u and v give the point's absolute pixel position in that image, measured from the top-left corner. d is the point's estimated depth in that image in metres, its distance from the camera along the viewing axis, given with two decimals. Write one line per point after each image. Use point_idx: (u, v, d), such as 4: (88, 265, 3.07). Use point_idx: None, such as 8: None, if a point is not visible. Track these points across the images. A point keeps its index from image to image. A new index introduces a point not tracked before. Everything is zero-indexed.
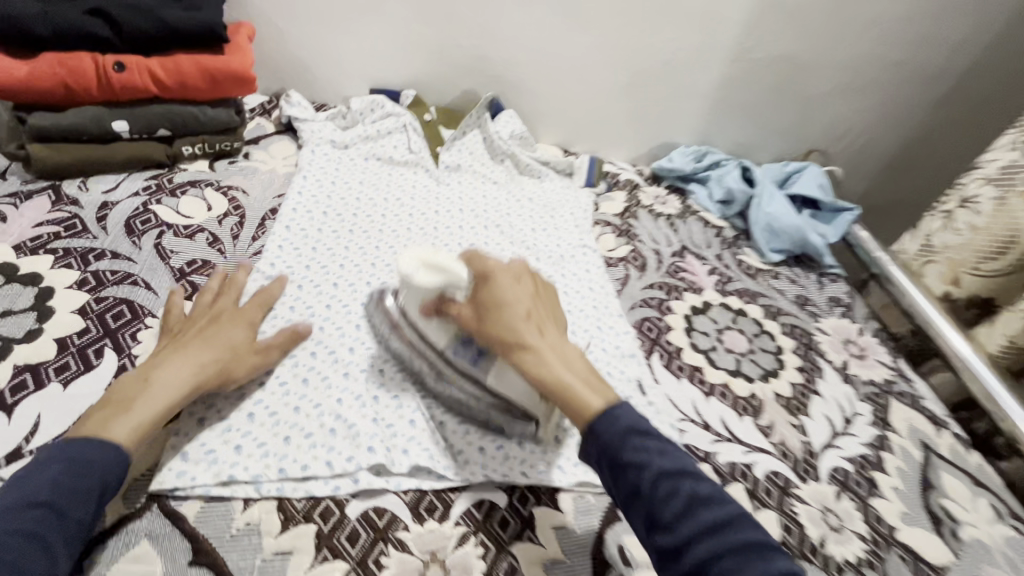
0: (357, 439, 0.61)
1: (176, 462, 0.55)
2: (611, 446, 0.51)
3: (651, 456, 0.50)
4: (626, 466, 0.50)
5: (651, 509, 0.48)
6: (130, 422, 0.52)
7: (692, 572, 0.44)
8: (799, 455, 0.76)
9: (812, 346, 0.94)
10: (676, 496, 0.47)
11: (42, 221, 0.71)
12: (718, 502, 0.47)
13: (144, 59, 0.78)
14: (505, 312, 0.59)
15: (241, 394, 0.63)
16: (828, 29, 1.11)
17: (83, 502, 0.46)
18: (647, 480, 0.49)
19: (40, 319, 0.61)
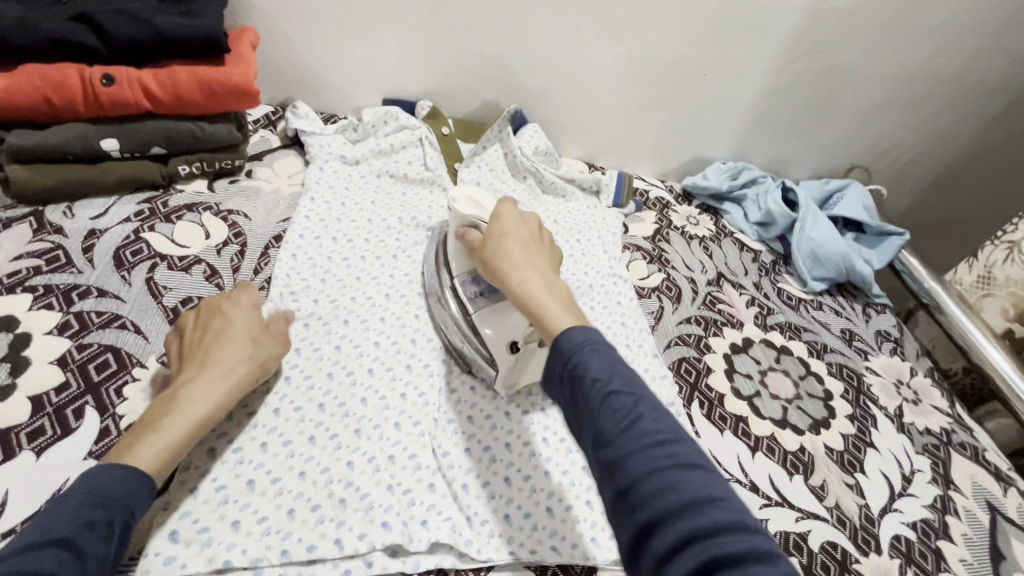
0: (370, 513, 0.54)
1: (165, 546, 0.48)
2: (574, 356, 0.47)
3: (608, 372, 0.45)
4: (584, 377, 0.45)
5: (596, 421, 0.43)
6: (159, 445, 0.48)
7: (626, 488, 0.40)
8: (857, 521, 0.68)
9: (862, 389, 0.86)
10: (625, 410, 0.43)
11: (22, 254, 0.64)
12: (665, 421, 0.43)
13: (135, 71, 0.70)
14: (505, 235, 0.61)
15: (239, 457, 0.55)
16: (881, 38, 1.02)
17: (106, 538, 0.42)
18: (597, 392, 0.44)
19: (14, 372, 0.54)
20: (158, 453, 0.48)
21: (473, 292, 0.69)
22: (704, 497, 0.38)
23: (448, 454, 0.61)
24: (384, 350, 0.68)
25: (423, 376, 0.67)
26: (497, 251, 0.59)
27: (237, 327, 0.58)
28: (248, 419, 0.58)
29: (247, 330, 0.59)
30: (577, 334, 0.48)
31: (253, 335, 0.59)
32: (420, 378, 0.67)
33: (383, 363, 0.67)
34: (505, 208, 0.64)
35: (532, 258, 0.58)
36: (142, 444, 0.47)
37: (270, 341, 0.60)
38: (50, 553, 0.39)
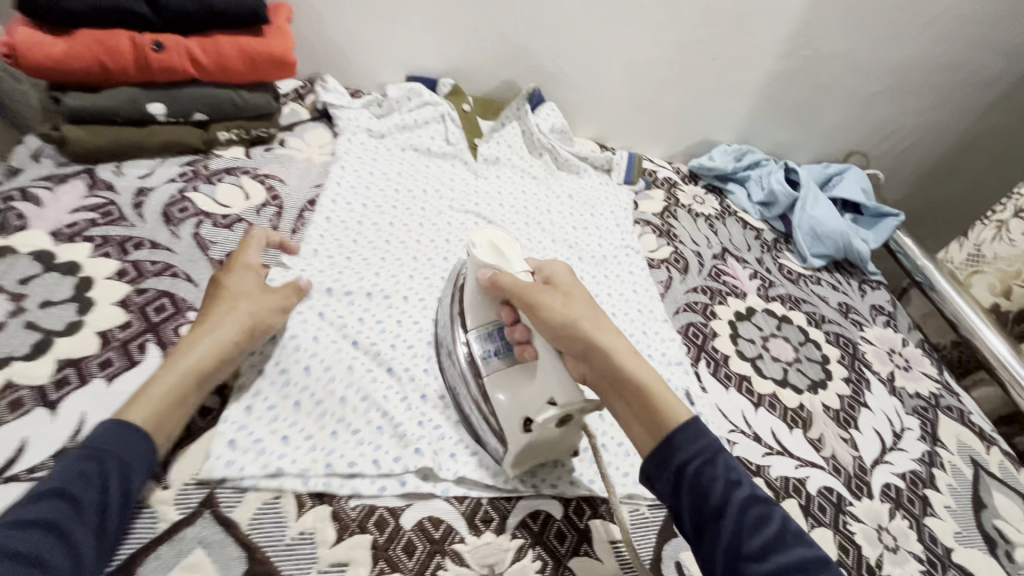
0: (404, 439, 0.58)
1: (224, 451, 0.52)
2: (705, 454, 0.50)
3: (740, 476, 0.49)
4: (717, 478, 0.49)
5: (737, 533, 0.47)
6: (151, 403, 0.49)
7: None
8: (851, 470, 0.74)
9: (857, 356, 0.91)
10: (765, 527, 0.47)
11: (78, 207, 0.68)
12: (800, 544, 0.47)
13: (183, 39, 0.74)
14: (581, 300, 0.59)
15: (286, 380, 0.60)
16: (883, 28, 1.08)
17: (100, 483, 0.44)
18: (736, 500, 0.48)
19: (81, 310, 0.58)
20: (152, 408, 0.49)
21: (487, 353, 0.61)
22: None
23: None
24: (412, 303, 0.72)
25: None
26: (587, 315, 0.57)
27: (235, 286, 0.60)
28: (291, 345, 0.62)
29: (244, 291, 0.60)
30: (696, 433, 0.51)
31: (248, 294, 0.60)
32: None
33: (412, 316, 0.71)
34: (562, 269, 0.62)
35: (607, 324, 0.57)
36: (139, 399, 0.49)
37: (265, 298, 0.61)
38: (51, 503, 0.42)
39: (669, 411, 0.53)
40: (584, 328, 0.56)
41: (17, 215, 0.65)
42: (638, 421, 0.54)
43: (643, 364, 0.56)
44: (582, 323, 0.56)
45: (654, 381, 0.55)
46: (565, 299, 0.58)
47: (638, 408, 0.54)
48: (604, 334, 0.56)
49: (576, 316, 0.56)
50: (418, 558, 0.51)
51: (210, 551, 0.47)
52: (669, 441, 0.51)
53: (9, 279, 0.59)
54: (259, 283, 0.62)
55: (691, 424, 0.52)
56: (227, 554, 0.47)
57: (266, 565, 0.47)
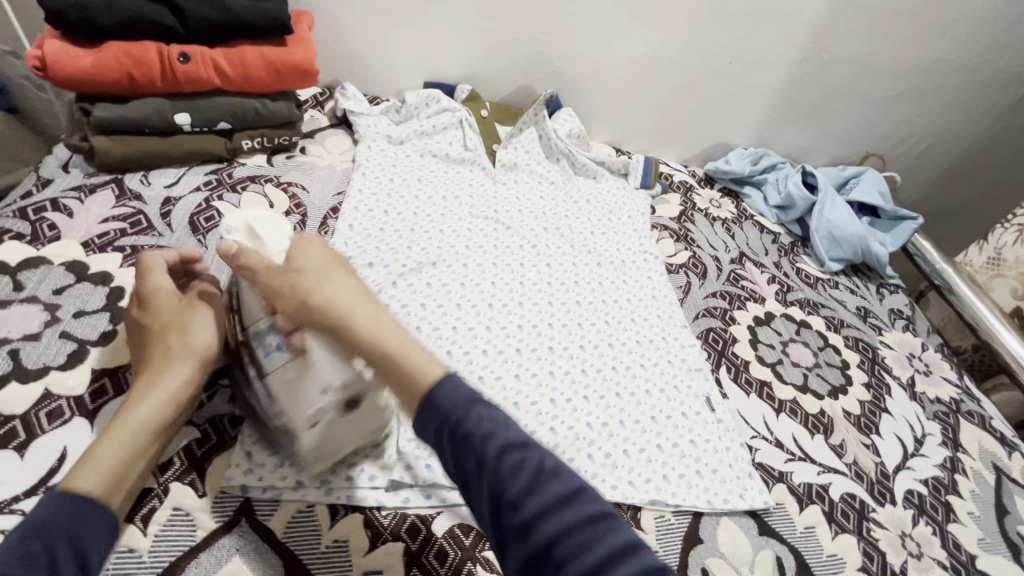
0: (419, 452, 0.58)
1: (245, 460, 0.53)
2: (456, 412, 0.42)
3: (497, 425, 0.42)
4: (469, 434, 0.42)
5: (496, 485, 0.40)
6: (96, 472, 0.42)
7: (542, 553, 0.38)
8: (873, 476, 0.73)
9: (876, 360, 0.91)
10: (523, 470, 0.41)
11: (108, 217, 0.69)
12: (561, 477, 0.41)
13: (207, 50, 0.75)
14: (312, 265, 0.49)
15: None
16: (900, 30, 1.07)
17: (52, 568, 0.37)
18: (490, 451, 0.41)
19: (114, 320, 0.60)
20: (105, 471, 0.43)
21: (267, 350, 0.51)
22: (621, 548, 0.39)
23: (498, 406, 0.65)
24: (431, 310, 0.73)
25: (469, 337, 0.72)
26: (319, 279, 0.48)
27: (161, 316, 0.53)
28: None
29: (174, 324, 0.52)
30: (449, 387, 0.44)
31: (180, 320, 0.52)
32: (465, 336, 0.72)
33: (430, 323, 0.72)
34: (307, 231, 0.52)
35: (344, 292, 0.47)
36: (86, 463, 0.42)
37: (198, 318, 0.53)
38: None
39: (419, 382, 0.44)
40: (315, 299, 0.47)
41: (49, 226, 0.66)
42: (399, 392, 0.46)
43: (394, 328, 0.47)
44: (306, 299, 0.47)
45: (404, 347, 0.46)
46: (291, 270, 0.48)
47: (394, 377, 0.46)
48: (338, 299, 0.47)
49: (300, 285, 0.47)
50: (450, 565, 0.51)
51: (250, 558, 0.48)
52: (422, 409, 0.43)
53: (44, 289, 0.61)
54: (183, 306, 0.54)
55: (447, 378, 0.44)
56: (266, 561, 0.48)
57: (302, 573, 0.48)
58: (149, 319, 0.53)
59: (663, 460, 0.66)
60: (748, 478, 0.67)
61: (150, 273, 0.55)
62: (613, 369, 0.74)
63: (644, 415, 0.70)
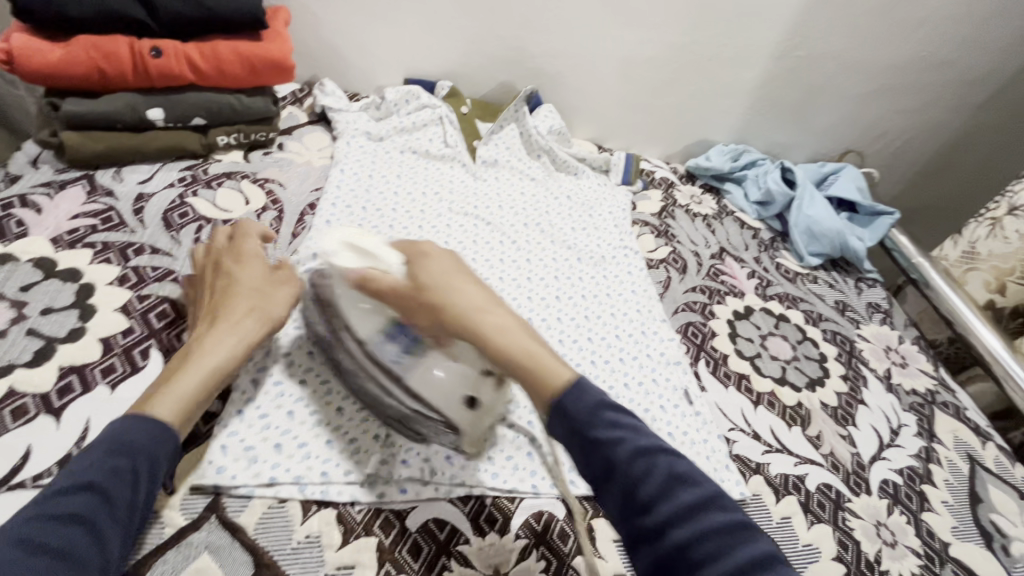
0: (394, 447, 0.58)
1: (216, 456, 0.52)
2: (585, 418, 0.46)
3: (625, 431, 0.45)
4: (598, 440, 0.45)
5: (628, 488, 0.43)
6: (176, 396, 0.50)
7: (674, 555, 0.40)
8: (849, 466, 0.74)
9: (854, 353, 0.92)
10: (653, 476, 0.43)
11: (78, 213, 0.68)
12: (693, 485, 0.43)
13: (180, 44, 0.74)
14: (439, 284, 0.52)
15: (280, 390, 0.59)
16: (875, 27, 1.08)
17: (133, 487, 0.43)
18: (620, 457, 0.44)
19: (82, 317, 0.59)
20: (178, 405, 0.49)
21: (396, 352, 0.55)
22: (761, 556, 0.40)
23: None
24: None
25: None
26: (447, 291, 0.52)
27: (244, 279, 0.59)
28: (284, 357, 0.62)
29: (255, 285, 0.59)
30: (579, 393, 0.47)
31: (261, 288, 0.59)
32: None
33: None
34: (422, 246, 0.55)
35: (474, 310, 0.51)
36: (163, 395, 0.49)
37: (278, 290, 0.60)
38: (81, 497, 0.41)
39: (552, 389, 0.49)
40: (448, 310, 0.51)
41: (16, 222, 0.65)
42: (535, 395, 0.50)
43: (523, 337, 0.51)
44: (442, 318, 0.51)
45: (535, 354, 0.50)
46: (420, 291, 0.52)
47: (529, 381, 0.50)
48: (467, 309, 0.51)
49: (431, 299, 0.52)
50: (424, 560, 0.51)
51: (218, 555, 0.47)
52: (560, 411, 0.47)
53: (10, 286, 0.59)
54: (267, 277, 0.61)
55: (579, 382, 0.48)
56: (234, 558, 0.47)
57: (272, 570, 0.48)
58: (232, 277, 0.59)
59: None
60: (725, 470, 0.68)
61: (245, 240, 0.64)
62: (591, 364, 0.74)
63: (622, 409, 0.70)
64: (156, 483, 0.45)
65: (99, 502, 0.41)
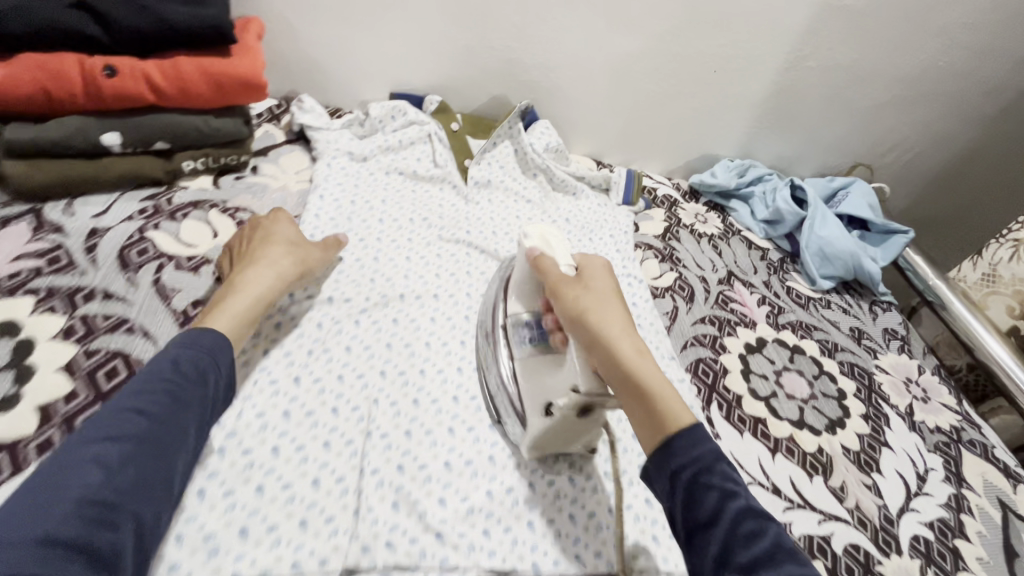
0: (376, 526, 0.51)
1: (170, 550, 0.46)
2: (703, 461, 0.47)
3: (738, 488, 0.46)
4: (709, 484, 0.46)
5: (729, 543, 0.43)
6: (225, 316, 0.56)
7: None
8: (877, 522, 0.68)
9: (873, 388, 0.86)
10: (760, 541, 0.43)
11: (20, 254, 0.61)
12: (801, 566, 0.41)
13: (138, 62, 0.67)
14: (603, 294, 0.59)
15: (249, 461, 0.53)
16: (891, 36, 1.03)
17: (202, 386, 0.50)
18: (730, 510, 0.44)
19: (18, 381, 0.51)
20: (227, 322, 0.56)
21: (520, 341, 0.63)
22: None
23: (471, 462, 0.59)
24: (397, 351, 0.66)
25: (438, 381, 0.65)
26: (597, 303, 0.57)
27: (283, 234, 0.67)
28: (256, 420, 0.56)
29: (290, 236, 0.67)
30: (694, 441, 0.48)
31: (298, 241, 0.67)
32: (435, 382, 0.65)
33: (396, 367, 0.64)
34: (601, 269, 0.63)
35: (618, 323, 0.55)
36: (219, 312, 0.56)
37: (314, 249, 0.68)
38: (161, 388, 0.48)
39: (665, 418, 0.50)
40: (590, 316, 0.56)
41: None
42: (643, 420, 0.51)
43: (646, 361, 0.53)
44: (588, 318, 0.56)
45: (653, 381, 0.51)
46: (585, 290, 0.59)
47: (639, 407, 0.51)
48: (611, 322, 0.55)
49: (582, 302, 0.57)
50: None
51: None
52: (668, 446, 0.49)
53: None
54: (302, 234, 0.69)
55: (694, 430, 0.49)
56: None
57: None
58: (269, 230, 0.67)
59: (653, 518, 0.60)
60: None
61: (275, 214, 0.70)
62: None
63: (631, 465, 0.64)
64: (220, 387, 0.53)
65: (177, 392, 0.48)
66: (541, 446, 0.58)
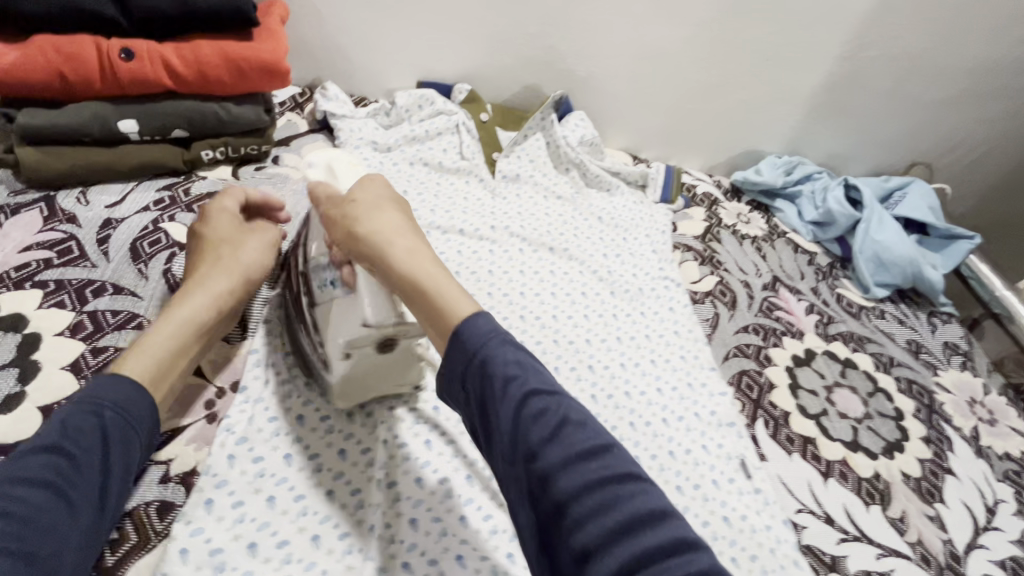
0: (394, 545, 0.48)
1: (174, 565, 0.42)
2: (483, 356, 0.42)
3: (520, 370, 0.41)
4: (492, 375, 0.41)
5: (515, 432, 0.39)
6: (146, 357, 0.47)
7: (558, 504, 0.37)
8: (942, 559, 0.62)
9: (934, 408, 0.79)
10: (547, 419, 0.39)
11: (31, 245, 0.59)
12: (592, 432, 0.39)
13: (156, 44, 0.64)
14: (374, 202, 0.51)
15: (260, 469, 0.49)
16: (961, 23, 0.94)
17: (100, 448, 0.42)
18: (512, 397, 0.40)
19: (22, 379, 0.49)
20: (151, 362, 0.47)
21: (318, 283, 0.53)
22: (642, 515, 0.36)
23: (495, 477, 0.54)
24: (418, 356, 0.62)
25: None
26: (371, 210, 0.50)
27: (215, 237, 0.56)
28: (268, 425, 0.52)
29: (223, 237, 0.56)
30: (473, 335, 0.43)
31: (232, 239, 0.57)
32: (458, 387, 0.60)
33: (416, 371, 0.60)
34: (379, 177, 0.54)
35: (390, 231, 0.49)
36: (135, 355, 0.47)
37: (250, 245, 0.57)
38: (42, 460, 0.40)
39: (447, 316, 0.45)
40: (359, 227, 0.49)
41: None
42: (430, 328, 0.46)
43: (431, 270, 0.47)
44: (360, 227, 0.49)
45: (442, 295, 0.46)
46: (355, 201, 0.51)
47: (423, 313, 0.46)
48: (376, 229, 0.48)
49: (350, 213, 0.50)
50: None
51: None
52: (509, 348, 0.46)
53: None
54: (236, 226, 0.58)
55: (471, 323, 0.44)
56: None
57: None
58: (202, 236, 0.56)
59: None
60: (794, 567, 0.56)
61: (221, 196, 0.59)
62: (628, 427, 0.62)
63: (668, 484, 0.59)
64: (133, 454, 0.44)
65: (62, 462, 0.40)
66: (352, 395, 0.54)
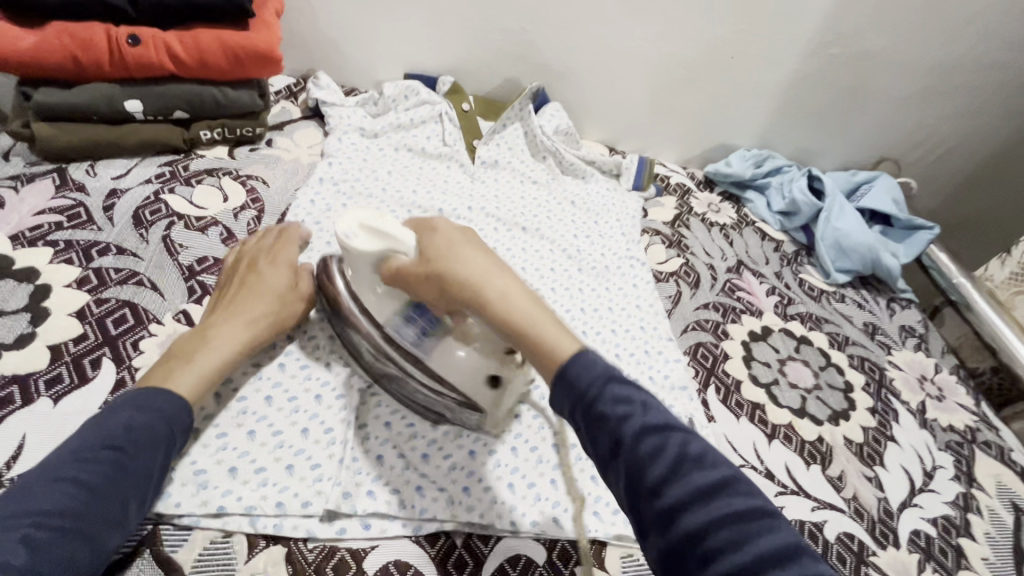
0: (359, 477, 0.53)
1: None
2: (592, 395, 0.43)
3: (634, 407, 0.42)
4: (605, 414, 0.42)
5: (635, 468, 0.40)
6: (191, 376, 0.51)
7: (684, 541, 0.36)
8: (875, 513, 0.66)
9: (884, 383, 0.84)
10: (665, 454, 0.39)
11: (44, 209, 0.65)
12: (712, 465, 0.39)
13: (160, 32, 0.70)
14: (456, 248, 0.52)
15: (243, 407, 0.55)
16: (920, 24, 0.99)
17: (153, 454, 0.45)
18: (628, 433, 0.41)
19: (33, 322, 0.55)
20: (195, 382, 0.51)
21: (418, 335, 0.56)
22: (778, 554, 0.34)
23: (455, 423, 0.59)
24: None
25: None
26: (456, 257, 0.51)
27: (271, 282, 0.60)
28: (253, 371, 0.58)
29: (279, 286, 0.60)
30: (583, 368, 0.45)
31: (287, 290, 0.60)
32: None
33: None
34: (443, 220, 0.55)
35: (483, 277, 0.50)
36: (183, 370, 0.51)
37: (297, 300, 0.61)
38: (105, 455, 0.43)
39: (553, 354, 0.47)
40: (455, 280, 0.50)
41: None
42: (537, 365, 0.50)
43: (530, 309, 0.50)
44: (454, 283, 0.50)
45: (551, 337, 0.48)
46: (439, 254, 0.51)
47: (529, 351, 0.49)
48: (472, 278, 0.50)
49: (440, 269, 0.50)
50: None
51: None
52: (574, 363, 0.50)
53: None
54: (290, 277, 0.62)
55: (580, 359, 0.46)
56: None
57: None
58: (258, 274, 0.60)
59: None
60: None
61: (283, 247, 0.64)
62: None
63: None
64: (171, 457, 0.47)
65: (121, 460, 0.43)
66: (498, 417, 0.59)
